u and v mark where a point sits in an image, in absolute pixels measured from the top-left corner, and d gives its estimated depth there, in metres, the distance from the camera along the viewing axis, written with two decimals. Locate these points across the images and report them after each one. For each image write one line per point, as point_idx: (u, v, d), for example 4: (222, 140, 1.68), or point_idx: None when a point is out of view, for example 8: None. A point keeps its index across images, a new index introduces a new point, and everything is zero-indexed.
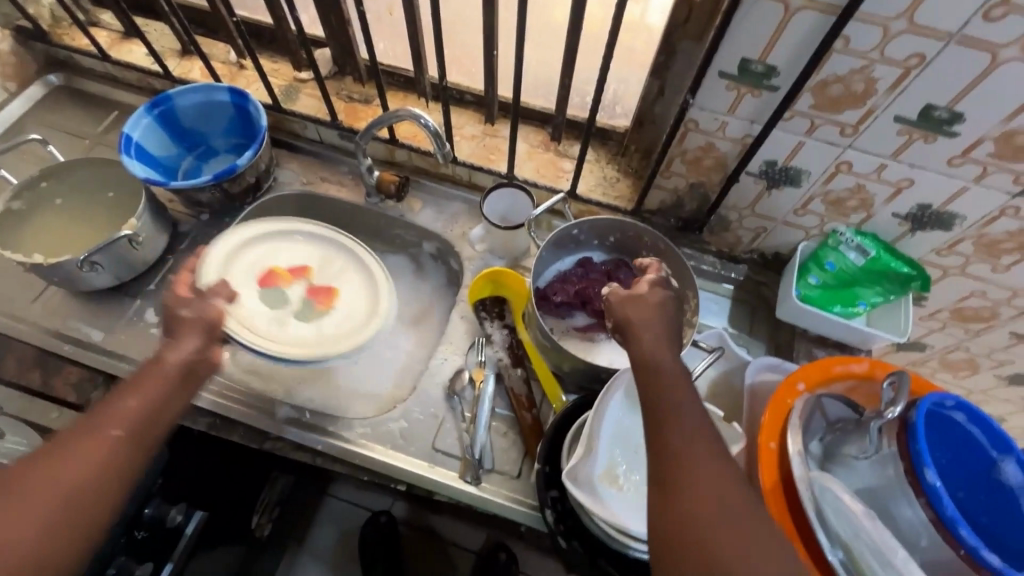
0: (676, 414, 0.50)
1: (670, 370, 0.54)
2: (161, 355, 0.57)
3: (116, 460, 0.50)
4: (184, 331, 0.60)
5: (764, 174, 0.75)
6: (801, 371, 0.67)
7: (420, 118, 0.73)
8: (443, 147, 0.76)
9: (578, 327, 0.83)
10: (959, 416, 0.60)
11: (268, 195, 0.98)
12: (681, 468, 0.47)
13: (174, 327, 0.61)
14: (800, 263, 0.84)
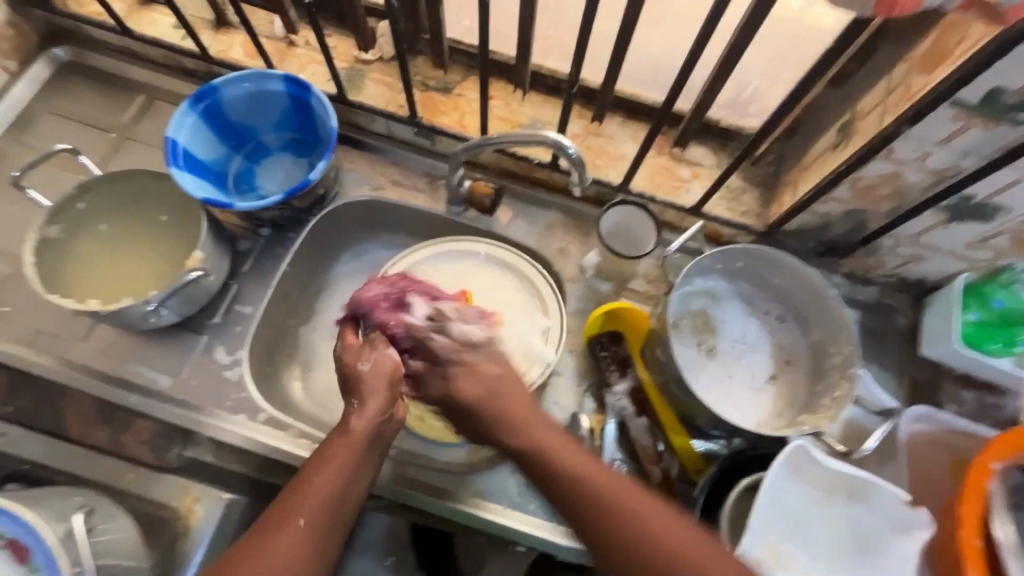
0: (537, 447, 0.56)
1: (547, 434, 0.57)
2: (347, 423, 0.54)
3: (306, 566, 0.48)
4: (369, 393, 0.56)
5: (952, 208, 0.64)
6: (992, 445, 0.59)
7: (564, 147, 0.62)
8: (584, 179, 0.65)
9: (697, 361, 0.76)
10: None
11: (334, 203, 0.84)
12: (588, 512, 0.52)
13: (354, 385, 0.57)
14: (959, 298, 0.75)
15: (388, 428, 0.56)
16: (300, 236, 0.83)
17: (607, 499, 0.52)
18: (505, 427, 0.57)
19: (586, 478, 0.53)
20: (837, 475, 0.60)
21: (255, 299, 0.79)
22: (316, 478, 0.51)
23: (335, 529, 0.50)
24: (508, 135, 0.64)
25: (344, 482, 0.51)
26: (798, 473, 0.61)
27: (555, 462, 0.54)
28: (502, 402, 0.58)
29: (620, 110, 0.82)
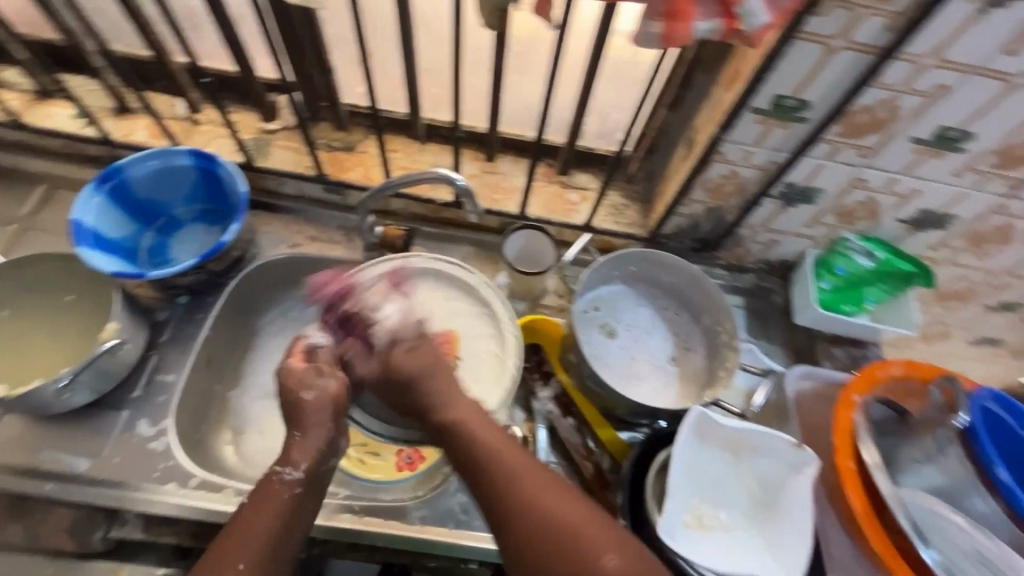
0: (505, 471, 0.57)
1: (516, 456, 0.58)
2: (289, 457, 0.62)
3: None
4: (309, 423, 0.64)
5: (782, 195, 0.77)
6: (851, 382, 0.70)
7: (453, 179, 0.70)
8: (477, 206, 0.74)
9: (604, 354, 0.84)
10: (995, 406, 0.65)
11: (252, 264, 0.88)
12: (516, 505, 0.55)
13: (299, 415, 0.65)
14: (811, 270, 0.88)
15: (324, 469, 0.64)
16: (220, 298, 0.85)
17: (507, 453, 0.58)
18: (444, 401, 0.64)
19: (464, 420, 0.62)
20: (738, 434, 0.68)
21: (177, 367, 0.79)
22: (259, 515, 0.58)
23: (272, 566, 0.57)
24: (404, 177, 0.72)
25: (291, 507, 0.60)
26: (704, 436, 0.68)
27: (487, 452, 0.58)
28: (436, 385, 0.64)
29: (510, 150, 0.93)
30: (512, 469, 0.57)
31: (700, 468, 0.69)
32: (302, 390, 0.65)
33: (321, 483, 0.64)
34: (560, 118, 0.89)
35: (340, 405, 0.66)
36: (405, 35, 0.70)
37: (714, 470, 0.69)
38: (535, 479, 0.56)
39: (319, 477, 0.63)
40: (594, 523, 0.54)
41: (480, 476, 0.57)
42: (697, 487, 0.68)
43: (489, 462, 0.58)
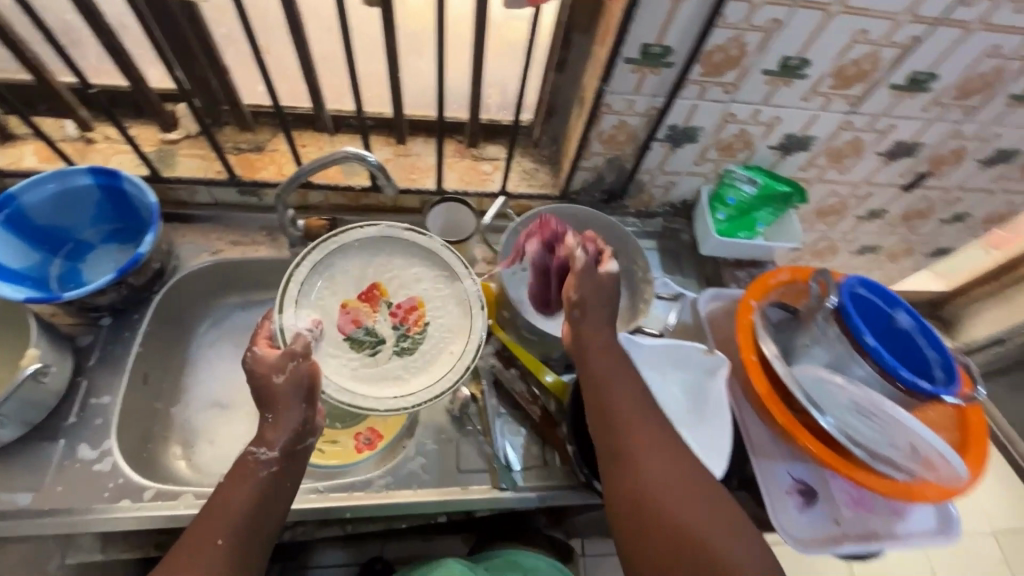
0: (646, 462, 0.62)
1: (654, 446, 0.63)
2: (264, 434, 0.64)
3: (245, 553, 0.58)
4: (281, 404, 0.64)
5: (669, 137, 0.86)
6: (748, 290, 0.81)
7: (365, 156, 0.73)
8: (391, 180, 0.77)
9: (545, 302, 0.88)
10: (861, 289, 0.78)
11: (175, 276, 0.87)
12: (654, 505, 0.60)
13: (268, 397, 0.65)
14: (708, 205, 0.97)
15: (303, 441, 0.65)
16: (146, 314, 0.84)
17: (666, 458, 0.63)
18: (605, 390, 0.67)
19: (620, 410, 0.66)
20: (660, 351, 0.77)
21: (112, 387, 0.78)
22: (233, 495, 0.60)
23: (249, 539, 0.59)
24: (315, 162, 0.74)
25: (271, 479, 0.62)
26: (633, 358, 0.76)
27: (642, 453, 0.63)
28: (614, 387, 0.67)
29: (420, 131, 0.97)
30: (648, 458, 0.63)
31: None
32: (274, 373, 0.65)
33: (302, 451, 0.66)
34: (461, 94, 0.93)
35: (311, 386, 0.66)
36: (295, 26, 0.72)
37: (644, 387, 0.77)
38: (696, 483, 0.61)
39: (298, 448, 0.65)
40: (716, 513, 0.59)
41: (627, 461, 0.63)
42: None
43: (637, 457, 0.63)
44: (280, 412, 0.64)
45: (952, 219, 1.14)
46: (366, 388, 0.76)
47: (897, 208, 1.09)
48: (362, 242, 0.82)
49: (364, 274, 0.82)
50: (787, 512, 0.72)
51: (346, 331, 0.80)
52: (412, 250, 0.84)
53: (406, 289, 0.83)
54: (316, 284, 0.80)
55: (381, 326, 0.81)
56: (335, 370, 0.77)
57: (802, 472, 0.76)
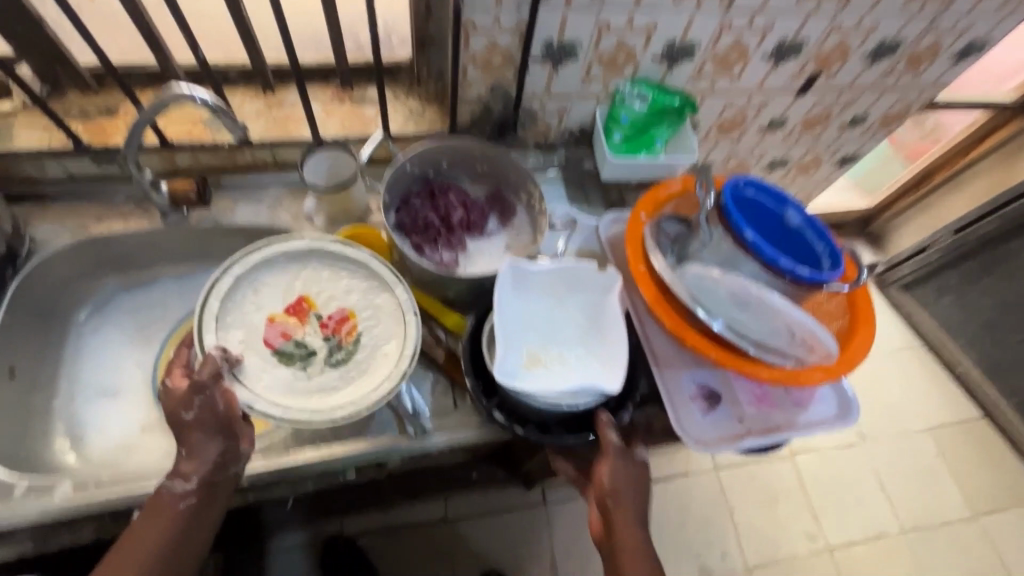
0: (622, 538, 0.68)
1: (629, 531, 0.68)
2: (180, 466, 0.65)
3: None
4: (193, 441, 0.66)
5: (547, 55, 0.82)
6: (639, 204, 0.79)
7: (191, 93, 0.64)
8: (236, 121, 0.68)
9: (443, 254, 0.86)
10: (750, 192, 0.77)
11: (32, 260, 0.79)
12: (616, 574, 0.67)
13: (183, 432, 0.66)
14: (603, 126, 0.94)
15: (218, 474, 0.66)
16: (2, 303, 0.76)
17: (631, 542, 0.68)
18: (616, 473, 0.69)
19: (614, 489, 0.69)
20: (551, 275, 0.74)
21: None
22: (149, 526, 0.63)
23: (168, 565, 0.63)
24: (146, 107, 0.66)
25: (188, 512, 0.65)
26: (524, 286, 0.74)
27: (624, 542, 0.68)
28: (631, 489, 0.69)
29: (291, 78, 0.91)
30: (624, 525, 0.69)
31: (530, 314, 0.74)
32: (182, 409, 0.65)
33: (220, 485, 0.67)
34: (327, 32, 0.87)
35: (226, 420, 0.67)
36: None
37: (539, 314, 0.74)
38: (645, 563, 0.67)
39: (214, 482, 0.66)
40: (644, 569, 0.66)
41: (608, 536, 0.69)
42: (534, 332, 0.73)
43: (616, 531, 0.69)
44: (190, 443, 0.66)
45: (852, 123, 1.15)
46: (304, 403, 0.70)
47: (796, 116, 1.09)
48: (281, 258, 0.77)
49: (291, 286, 0.77)
50: (691, 417, 0.73)
51: (273, 344, 0.73)
52: (340, 262, 0.79)
53: (335, 301, 0.77)
54: (237, 301, 0.73)
55: (311, 337, 0.75)
56: (262, 389, 0.70)
57: (706, 378, 0.76)
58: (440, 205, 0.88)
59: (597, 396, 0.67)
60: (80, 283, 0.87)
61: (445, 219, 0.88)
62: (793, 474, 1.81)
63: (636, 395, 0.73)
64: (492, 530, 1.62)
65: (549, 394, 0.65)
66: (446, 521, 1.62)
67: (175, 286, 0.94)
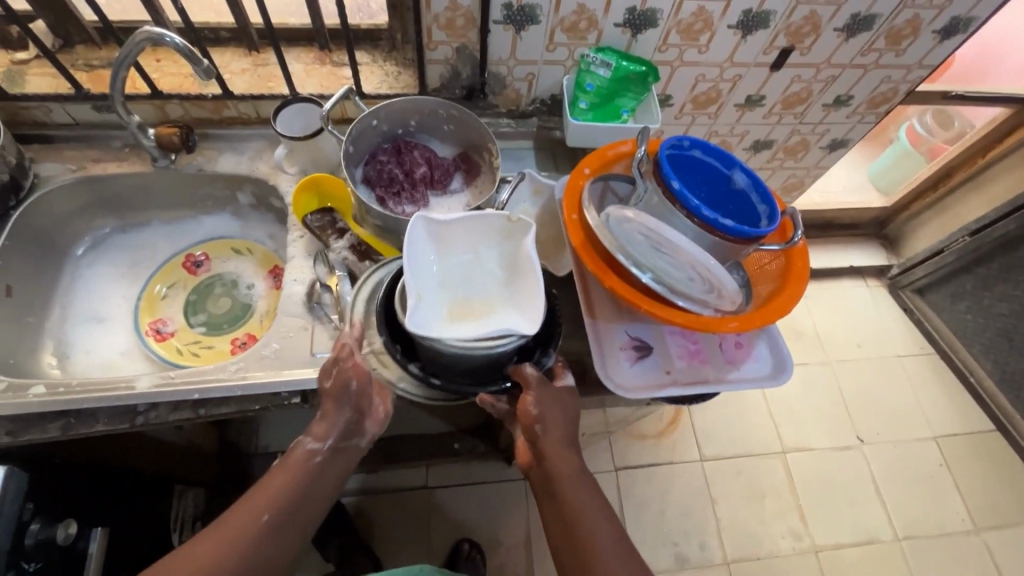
0: (576, 497, 0.69)
1: (586, 490, 0.70)
2: (302, 437, 0.71)
3: (286, 538, 0.64)
4: (332, 405, 0.72)
5: (508, 19, 0.86)
6: (585, 160, 0.81)
7: (164, 37, 0.71)
8: (203, 66, 0.74)
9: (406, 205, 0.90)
10: (695, 151, 0.79)
11: (33, 193, 0.88)
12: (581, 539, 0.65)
13: (324, 401, 0.72)
14: (570, 95, 0.97)
15: (339, 448, 0.72)
16: (4, 230, 0.85)
17: (586, 503, 0.68)
18: (553, 435, 0.72)
19: (559, 444, 0.72)
20: (464, 226, 0.75)
21: None
22: (281, 478, 0.67)
23: (293, 516, 0.65)
24: (125, 48, 0.73)
25: (317, 469, 0.70)
26: (439, 239, 0.76)
27: (569, 501, 0.68)
28: (563, 441, 0.73)
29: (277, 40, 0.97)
30: (570, 485, 0.70)
31: (449, 266, 0.77)
32: (324, 378, 0.72)
33: (347, 452, 0.73)
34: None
35: (363, 394, 0.73)
36: None
37: (457, 266, 0.77)
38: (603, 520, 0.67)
39: (341, 448, 0.72)
40: (613, 535, 0.66)
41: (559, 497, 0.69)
42: (451, 281, 0.76)
43: (566, 490, 0.69)
44: (329, 406, 0.72)
45: (835, 104, 1.14)
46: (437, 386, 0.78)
47: (774, 93, 1.09)
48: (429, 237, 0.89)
49: None
50: (618, 366, 0.75)
51: None
52: None
53: None
54: None
55: None
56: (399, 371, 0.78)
57: (639, 331, 0.78)
58: (405, 160, 0.93)
59: (513, 339, 0.68)
60: (79, 220, 0.96)
61: (409, 174, 0.92)
62: (783, 471, 1.70)
63: (556, 340, 0.77)
64: (470, 497, 1.67)
65: (462, 338, 0.66)
66: (426, 487, 1.67)
67: (165, 229, 1.02)
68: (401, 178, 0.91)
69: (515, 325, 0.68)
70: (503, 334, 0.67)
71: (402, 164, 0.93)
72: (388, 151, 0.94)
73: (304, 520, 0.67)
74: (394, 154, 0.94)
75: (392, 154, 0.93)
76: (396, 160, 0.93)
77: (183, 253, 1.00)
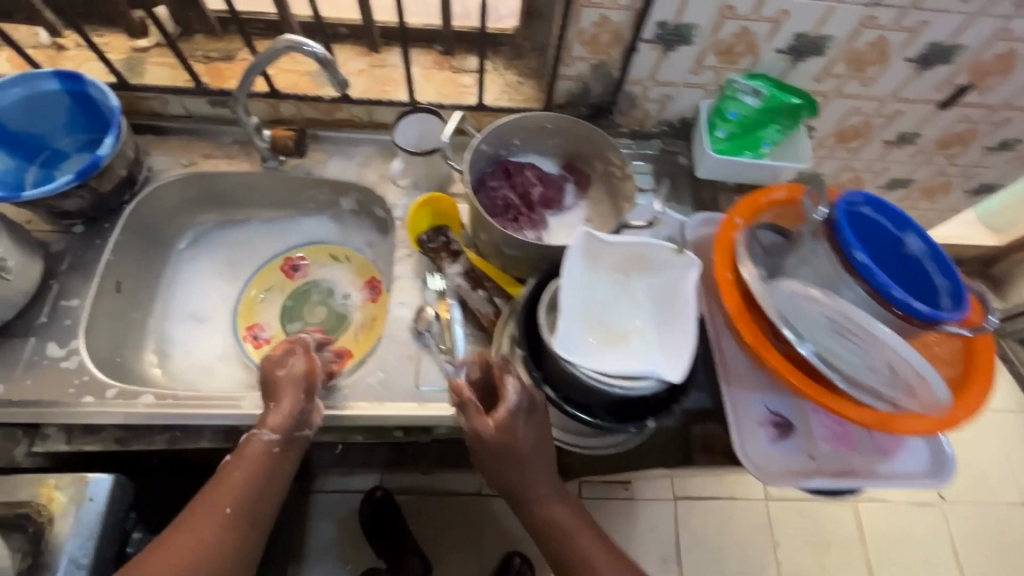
0: (558, 532, 0.67)
1: (570, 518, 0.68)
2: (262, 425, 0.66)
3: (245, 540, 0.62)
4: (283, 393, 0.67)
5: (659, 37, 0.77)
6: (736, 206, 0.73)
7: (303, 46, 0.66)
8: (339, 77, 0.69)
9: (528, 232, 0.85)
10: (867, 210, 0.69)
11: (147, 187, 0.87)
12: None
13: (268, 391, 0.68)
14: (707, 121, 0.88)
15: (292, 437, 0.67)
16: (117, 224, 0.84)
17: (564, 535, 0.67)
18: (530, 470, 0.66)
19: (536, 478, 0.67)
20: (625, 251, 0.70)
21: (82, 291, 0.79)
22: (228, 476, 0.63)
23: (253, 518, 0.63)
24: (260, 58, 0.69)
25: (267, 470, 0.65)
26: (595, 259, 0.70)
27: (554, 535, 0.67)
28: (540, 472, 0.67)
29: (397, 40, 0.92)
30: (560, 523, 0.68)
31: (596, 290, 0.70)
32: (276, 366, 0.69)
33: (293, 444, 0.67)
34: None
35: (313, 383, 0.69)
36: None
37: (605, 289, 0.71)
38: (595, 550, 0.66)
39: (292, 438, 0.67)
40: (598, 566, 0.66)
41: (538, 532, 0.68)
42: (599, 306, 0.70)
43: (547, 524, 0.68)
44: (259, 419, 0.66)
45: (999, 147, 1.01)
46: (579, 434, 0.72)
47: (933, 132, 0.97)
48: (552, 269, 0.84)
49: None
50: (756, 443, 0.67)
51: None
52: None
53: None
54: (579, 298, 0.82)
55: None
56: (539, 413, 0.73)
57: (779, 404, 0.70)
58: (518, 182, 0.86)
59: (653, 381, 0.64)
60: (184, 215, 0.94)
61: (524, 197, 0.86)
62: None
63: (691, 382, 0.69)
64: None
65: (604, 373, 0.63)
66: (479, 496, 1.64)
67: (264, 229, 0.99)
68: (519, 202, 0.85)
69: (661, 367, 0.64)
70: (643, 376, 0.63)
71: (516, 187, 0.86)
72: (496, 174, 0.87)
73: (260, 523, 0.63)
74: (504, 176, 0.87)
75: (503, 178, 0.87)
76: (508, 183, 0.86)
77: (283, 256, 0.97)
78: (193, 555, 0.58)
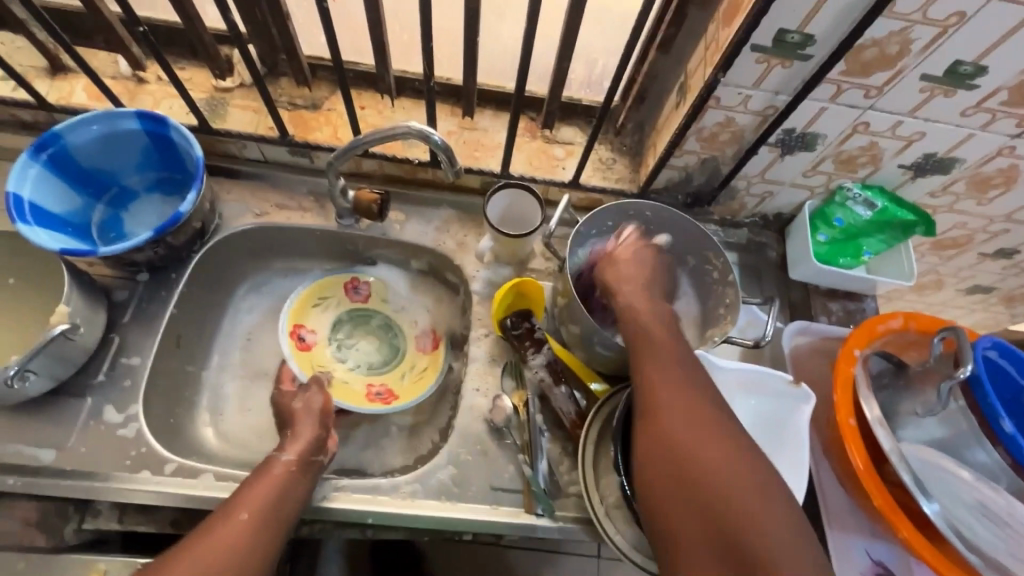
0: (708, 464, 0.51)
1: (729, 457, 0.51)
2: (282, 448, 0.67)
3: (259, 546, 0.57)
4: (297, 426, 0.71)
5: (781, 142, 0.73)
6: (850, 336, 0.68)
7: (431, 137, 0.65)
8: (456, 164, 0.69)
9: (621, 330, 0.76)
10: (991, 353, 0.63)
11: (216, 236, 0.82)
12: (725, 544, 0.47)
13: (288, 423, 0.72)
14: (809, 223, 0.84)
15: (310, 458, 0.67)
16: (184, 275, 0.79)
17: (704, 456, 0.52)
18: (655, 375, 0.58)
19: (668, 396, 0.56)
20: (736, 376, 0.66)
21: (142, 348, 0.74)
22: (254, 488, 0.61)
23: (269, 526, 0.59)
24: (369, 137, 0.66)
25: (285, 477, 0.64)
26: None
27: (697, 463, 0.51)
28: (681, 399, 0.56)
29: (489, 103, 0.87)
30: (702, 439, 0.52)
31: None
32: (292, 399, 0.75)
33: (312, 464, 0.67)
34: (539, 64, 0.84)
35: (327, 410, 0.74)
36: None
37: None
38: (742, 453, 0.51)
39: (309, 459, 0.67)
40: (757, 501, 0.48)
41: (687, 502, 0.51)
42: None
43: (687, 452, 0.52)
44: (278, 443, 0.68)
45: None
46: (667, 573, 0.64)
47: None
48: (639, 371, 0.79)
49: None
50: None
51: None
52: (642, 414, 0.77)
53: None
54: None
55: None
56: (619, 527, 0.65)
57: (883, 552, 0.66)
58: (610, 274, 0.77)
59: None
60: (247, 263, 0.89)
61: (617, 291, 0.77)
62: None
63: None
64: None
65: None
66: None
67: None
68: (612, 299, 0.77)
69: None
70: None
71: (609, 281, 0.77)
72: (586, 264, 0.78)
73: (275, 518, 0.60)
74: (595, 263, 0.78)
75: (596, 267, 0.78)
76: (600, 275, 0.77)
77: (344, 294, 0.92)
78: (214, 556, 0.54)
